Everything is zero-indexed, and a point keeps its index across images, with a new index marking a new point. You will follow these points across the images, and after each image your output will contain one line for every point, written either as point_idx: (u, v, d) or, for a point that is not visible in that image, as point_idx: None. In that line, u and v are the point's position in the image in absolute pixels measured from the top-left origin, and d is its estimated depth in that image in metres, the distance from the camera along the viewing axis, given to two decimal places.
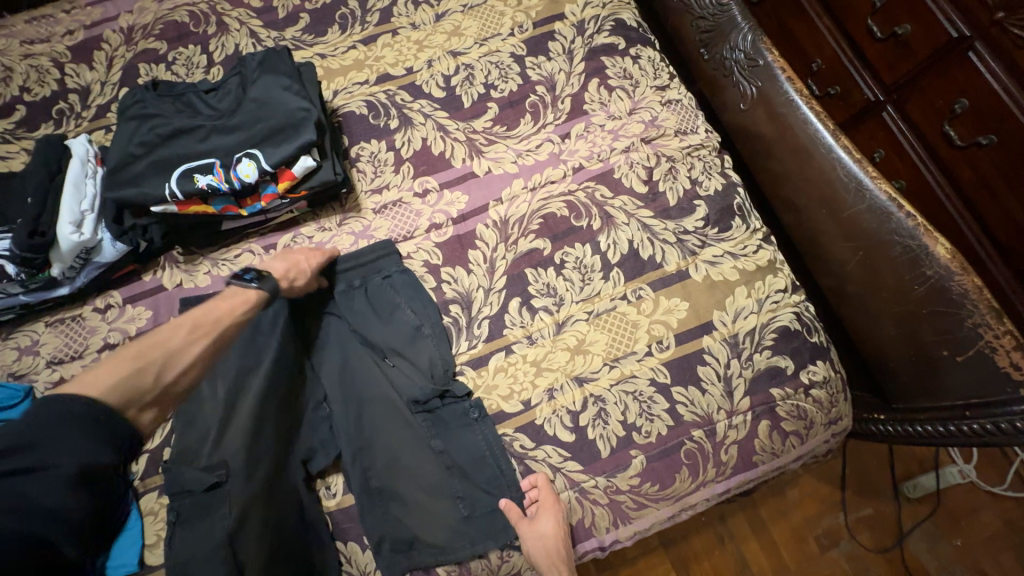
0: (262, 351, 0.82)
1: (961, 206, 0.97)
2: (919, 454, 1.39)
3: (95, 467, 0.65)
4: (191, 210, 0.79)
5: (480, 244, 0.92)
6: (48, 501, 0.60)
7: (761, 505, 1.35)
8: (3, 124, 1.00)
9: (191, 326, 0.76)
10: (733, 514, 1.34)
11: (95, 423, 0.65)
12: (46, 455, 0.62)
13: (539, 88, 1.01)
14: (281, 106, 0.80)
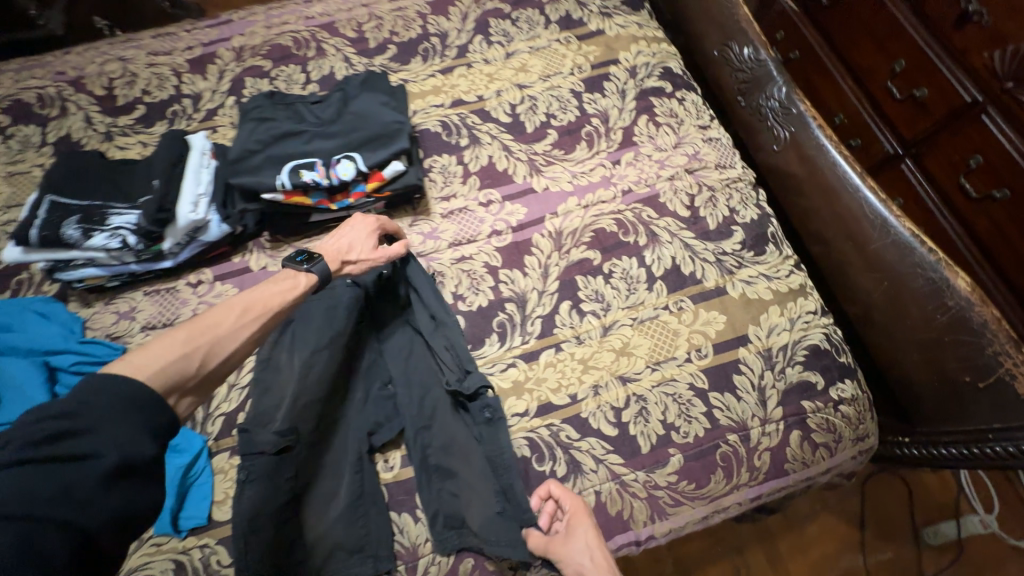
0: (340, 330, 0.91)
1: (970, 242, 1.19)
2: (941, 501, 1.41)
3: (148, 461, 0.56)
4: (293, 200, 0.90)
5: (536, 250, 1.02)
6: (85, 498, 0.51)
7: (781, 539, 1.37)
8: (125, 120, 1.14)
9: (241, 310, 0.70)
10: (751, 548, 1.35)
11: (136, 411, 0.56)
12: (95, 444, 0.53)
13: (594, 120, 1.14)
14: (378, 119, 0.93)
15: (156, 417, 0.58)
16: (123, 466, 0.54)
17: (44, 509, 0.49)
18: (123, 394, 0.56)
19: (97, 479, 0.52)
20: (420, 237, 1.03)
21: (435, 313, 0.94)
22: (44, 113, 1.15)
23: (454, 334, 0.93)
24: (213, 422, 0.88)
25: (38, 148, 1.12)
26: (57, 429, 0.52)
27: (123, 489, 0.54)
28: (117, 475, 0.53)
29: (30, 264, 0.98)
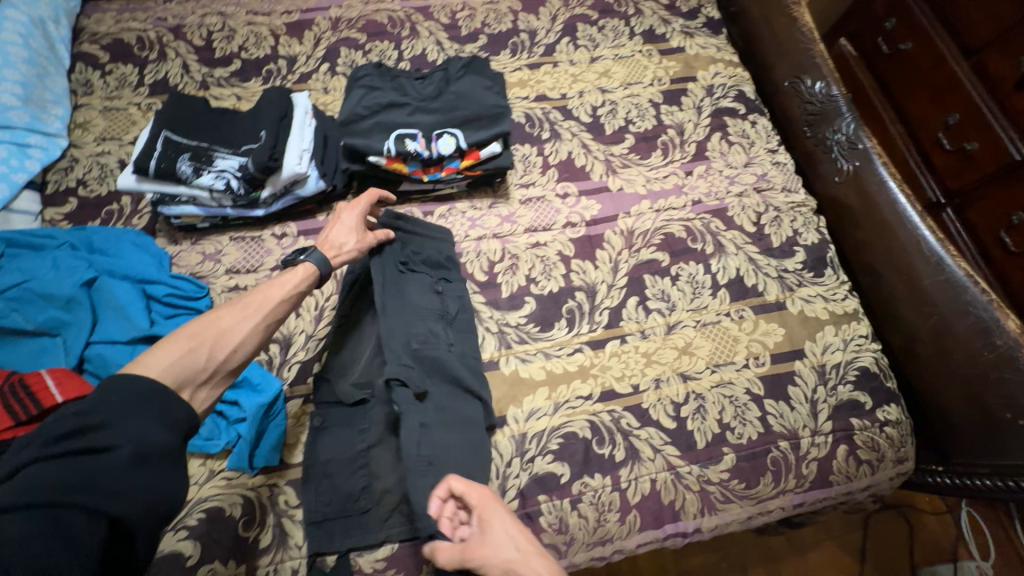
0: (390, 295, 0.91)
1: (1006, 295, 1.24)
2: (938, 543, 1.41)
3: (167, 445, 0.58)
4: (393, 166, 0.94)
5: (607, 246, 1.06)
6: (112, 485, 0.53)
7: (783, 562, 1.38)
8: (221, 72, 1.18)
9: (241, 304, 0.72)
10: (754, 568, 1.36)
11: (145, 401, 0.58)
12: (113, 434, 0.55)
13: (670, 131, 1.19)
14: (480, 101, 0.98)
15: (170, 407, 0.59)
16: (141, 450, 0.55)
17: (71, 497, 0.50)
18: (137, 387, 0.58)
19: (121, 464, 0.54)
20: (499, 219, 1.07)
21: (409, 282, 0.93)
22: (142, 55, 1.18)
23: (426, 302, 0.92)
24: (289, 369, 0.90)
25: (134, 87, 1.14)
26: (78, 424, 0.55)
27: (145, 473, 0.55)
28: (134, 462, 0.54)
29: (122, 197, 1.01)
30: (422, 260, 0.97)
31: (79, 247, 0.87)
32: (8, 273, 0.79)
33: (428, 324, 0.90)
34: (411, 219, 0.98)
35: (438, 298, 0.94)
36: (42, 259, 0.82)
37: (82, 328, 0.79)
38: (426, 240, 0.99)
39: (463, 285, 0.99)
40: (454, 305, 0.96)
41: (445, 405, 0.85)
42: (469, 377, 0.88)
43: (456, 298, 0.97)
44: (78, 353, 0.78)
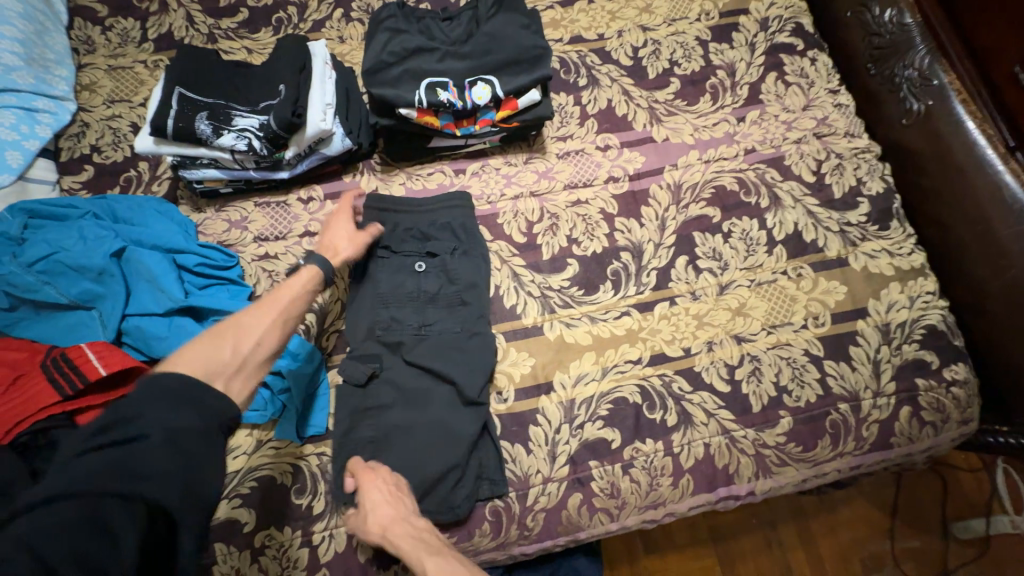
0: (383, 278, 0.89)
1: None
2: (972, 496, 1.33)
3: (200, 428, 0.54)
4: (425, 119, 0.87)
5: (653, 202, 0.98)
6: (148, 470, 0.50)
7: (812, 518, 1.33)
8: (228, 23, 1.09)
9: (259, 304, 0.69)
10: (783, 524, 1.31)
11: (175, 391, 0.55)
12: (144, 421, 0.52)
13: (720, 73, 1.08)
14: (516, 42, 0.88)
15: (198, 396, 0.56)
16: (172, 435, 0.52)
17: (106, 483, 0.47)
18: (166, 377, 0.56)
19: (154, 450, 0.51)
20: (535, 175, 0.99)
21: (384, 263, 0.90)
22: (142, 6, 1.09)
23: (398, 282, 0.88)
24: (328, 338, 0.87)
25: (138, 43, 1.06)
26: (109, 416, 0.52)
27: (181, 458, 0.52)
28: (167, 451, 0.51)
29: (139, 163, 0.95)
30: (403, 236, 0.91)
31: (102, 217, 0.83)
32: (34, 244, 0.76)
33: (395, 307, 0.87)
34: (394, 198, 0.93)
35: (415, 275, 0.89)
36: (67, 230, 0.78)
37: (117, 300, 0.76)
38: (413, 213, 0.93)
39: (448, 257, 0.90)
40: (434, 282, 0.89)
41: (403, 389, 0.82)
42: (431, 360, 0.83)
43: (441, 273, 0.90)
44: (116, 327, 0.76)
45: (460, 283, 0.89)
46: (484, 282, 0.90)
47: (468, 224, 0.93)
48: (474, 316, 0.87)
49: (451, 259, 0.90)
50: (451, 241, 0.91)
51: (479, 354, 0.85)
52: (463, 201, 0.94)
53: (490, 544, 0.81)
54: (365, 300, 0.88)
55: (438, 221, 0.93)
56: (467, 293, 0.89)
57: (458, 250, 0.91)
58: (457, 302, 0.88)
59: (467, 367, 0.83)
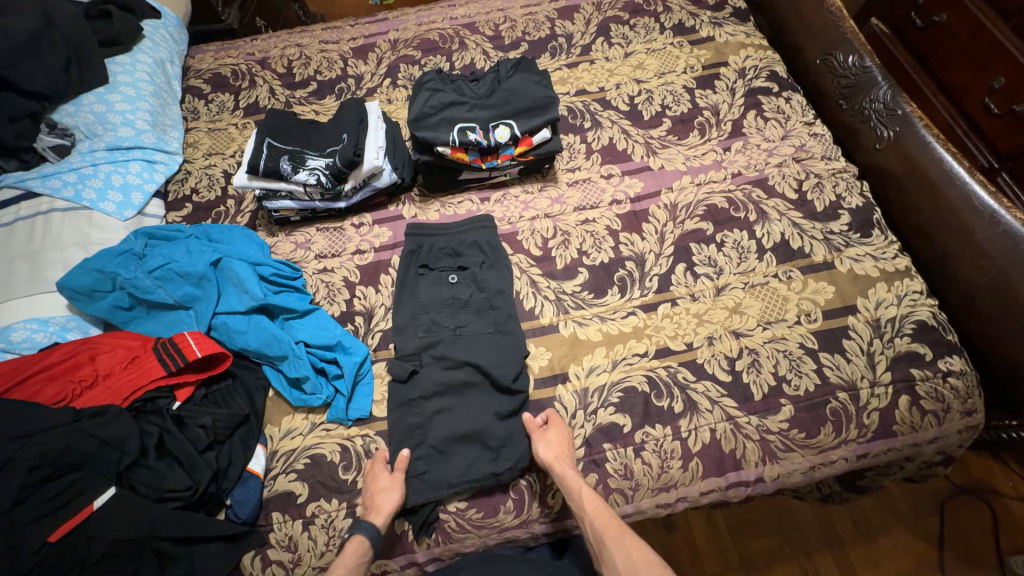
0: (420, 290, 1.04)
1: None
2: (1023, 524, 1.27)
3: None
4: (456, 155, 1.06)
5: (652, 219, 1.13)
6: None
7: (851, 547, 1.28)
8: (302, 93, 1.37)
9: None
10: (818, 551, 1.28)
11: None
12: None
13: (706, 112, 1.26)
14: (531, 94, 1.10)
15: None
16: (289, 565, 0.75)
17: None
18: None
19: None
20: (549, 200, 1.17)
21: (423, 276, 1.05)
22: (237, 84, 1.39)
23: (436, 291, 1.03)
24: (373, 336, 1.02)
25: (232, 111, 1.34)
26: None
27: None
28: None
29: (228, 200, 1.19)
30: (438, 253, 1.08)
31: (201, 238, 1.04)
32: (153, 257, 0.96)
33: (433, 311, 1.01)
34: (430, 226, 1.11)
35: (450, 285, 1.04)
36: (177, 247, 0.99)
37: (210, 300, 0.94)
38: (446, 235, 1.11)
39: (477, 268, 1.06)
40: (466, 290, 1.03)
41: (442, 379, 0.94)
42: (466, 354, 0.96)
43: (471, 282, 1.05)
44: (207, 322, 0.93)
45: (489, 289, 1.04)
46: (508, 288, 1.04)
47: (492, 241, 1.10)
48: (501, 317, 1.01)
49: (480, 270, 1.05)
50: (479, 256, 1.07)
51: (509, 348, 0.97)
52: (487, 224, 1.12)
53: (514, 522, 0.88)
54: (407, 308, 1.02)
55: (467, 241, 1.10)
56: (494, 298, 1.03)
57: (485, 263, 1.07)
58: (487, 306, 1.02)
59: (496, 359, 0.96)
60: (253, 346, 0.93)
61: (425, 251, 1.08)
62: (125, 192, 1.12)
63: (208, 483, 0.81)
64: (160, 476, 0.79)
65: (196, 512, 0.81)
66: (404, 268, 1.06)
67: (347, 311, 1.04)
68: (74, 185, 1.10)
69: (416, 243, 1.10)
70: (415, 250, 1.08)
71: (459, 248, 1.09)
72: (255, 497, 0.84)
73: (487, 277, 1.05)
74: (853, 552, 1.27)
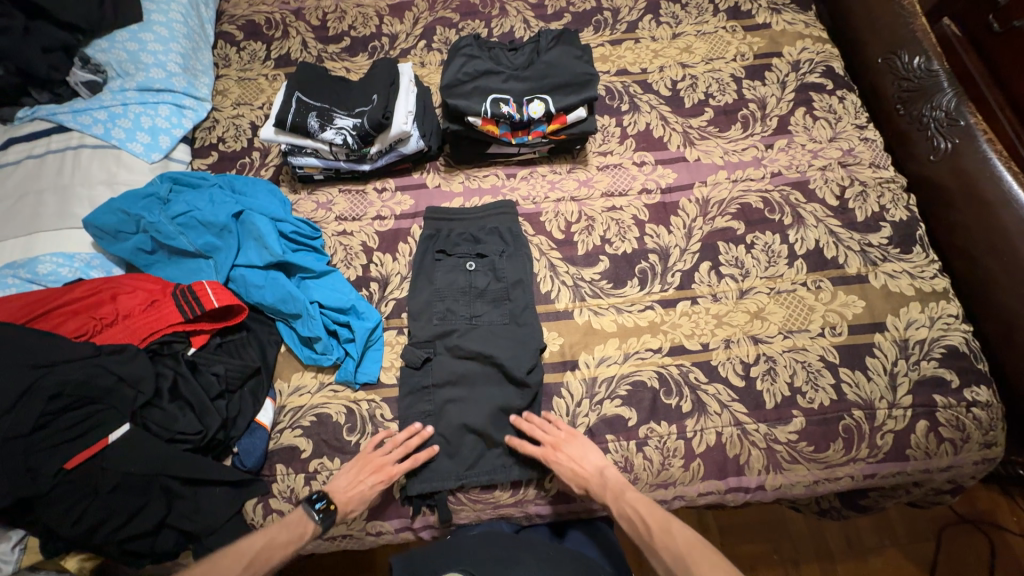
0: (437, 276, 1.02)
1: None
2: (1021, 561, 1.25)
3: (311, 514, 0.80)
4: (487, 127, 1.03)
5: (682, 213, 1.09)
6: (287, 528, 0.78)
7: (840, 562, 1.28)
8: (334, 48, 1.33)
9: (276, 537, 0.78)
10: (806, 561, 1.28)
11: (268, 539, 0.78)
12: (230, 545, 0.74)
13: (751, 105, 1.19)
14: (570, 69, 1.05)
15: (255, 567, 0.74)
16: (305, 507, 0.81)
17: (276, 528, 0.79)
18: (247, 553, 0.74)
19: None
20: (577, 182, 1.13)
21: (440, 262, 1.03)
22: (269, 34, 1.36)
23: (452, 279, 1.01)
24: (386, 304, 1.02)
25: (262, 61, 1.31)
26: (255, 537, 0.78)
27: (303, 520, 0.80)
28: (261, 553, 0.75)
29: (253, 152, 1.18)
30: (456, 239, 1.05)
31: (225, 188, 1.04)
32: (177, 203, 0.96)
33: (449, 299, 0.99)
34: (449, 211, 1.08)
35: (467, 272, 1.02)
36: (200, 195, 0.99)
37: (230, 252, 0.94)
38: (466, 221, 1.08)
39: (496, 257, 1.03)
40: (483, 278, 1.01)
41: (455, 368, 0.94)
42: (480, 345, 0.94)
43: (489, 271, 1.03)
44: (226, 273, 0.94)
45: (507, 279, 1.01)
46: (527, 278, 1.02)
47: (513, 229, 1.07)
48: (519, 309, 0.99)
49: (499, 260, 1.03)
50: (499, 244, 1.05)
51: (524, 339, 0.96)
52: (507, 211, 1.09)
53: (509, 499, 0.89)
54: (421, 293, 1.00)
55: (486, 228, 1.07)
56: (512, 289, 1.00)
57: (504, 252, 1.04)
58: (504, 296, 1.00)
59: (511, 351, 0.94)
60: (269, 301, 0.93)
61: (443, 236, 1.06)
62: (153, 135, 1.11)
63: (217, 430, 0.83)
64: (172, 418, 0.81)
65: (204, 456, 0.84)
66: (422, 252, 1.04)
67: (362, 276, 1.04)
68: (104, 123, 1.10)
69: (434, 228, 1.07)
70: (433, 235, 1.06)
71: (478, 235, 1.06)
72: (261, 448, 0.86)
73: (506, 267, 1.02)
74: (841, 566, 1.27)
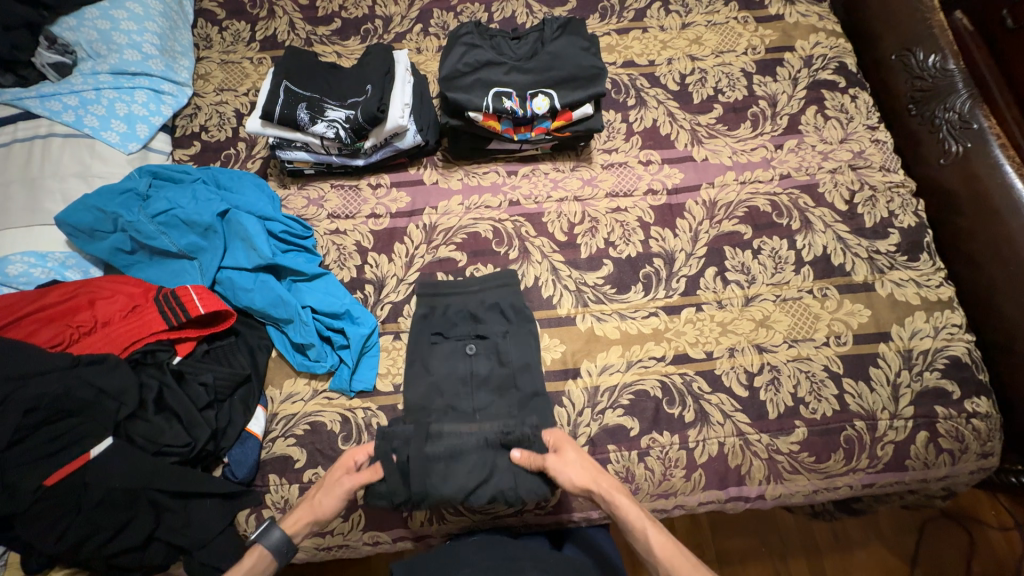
0: (434, 364, 0.91)
1: None
2: (1000, 557, 1.28)
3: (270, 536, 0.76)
4: (488, 123, 0.98)
5: (688, 215, 1.06)
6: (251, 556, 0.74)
7: (826, 557, 1.30)
8: (324, 30, 1.25)
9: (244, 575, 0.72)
10: (795, 556, 1.30)
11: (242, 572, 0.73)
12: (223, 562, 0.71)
13: (762, 102, 1.15)
14: (577, 62, 0.99)
15: None
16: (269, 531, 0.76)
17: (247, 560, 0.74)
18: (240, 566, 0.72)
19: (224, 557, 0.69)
20: (580, 181, 1.09)
21: (438, 341, 0.94)
22: (253, 13, 1.27)
23: (451, 359, 0.92)
24: (382, 307, 0.98)
25: (247, 43, 1.23)
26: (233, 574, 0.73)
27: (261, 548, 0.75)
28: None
29: (238, 143, 1.11)
30: (454, 317, 0.95)
31: (209, 183, 0.98)
32: (157, 200, 0.90)
33: (448, 386, 0.89)
34: (446, 283, 0.98)
35: (468, 357, 0.92)
36: (183, 191, 0.93)
37: (216, 253, 0.89)
38: (461, 294, 0.97)
39: (499, 339, 0.93)
40: (485, 364, 0.92)
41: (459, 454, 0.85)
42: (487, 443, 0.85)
43: (491, 355, 0.93)
44: (212, 275, 0.89)
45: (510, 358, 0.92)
46: (535, 362, 0.92)
47: (516, 304, 0.97)
48: (526, 397, 0.90)
49: (502, 342, 0.93)
50: (499, 251, 1.03)
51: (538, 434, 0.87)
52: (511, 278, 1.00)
53: (509, 509, 0.88)
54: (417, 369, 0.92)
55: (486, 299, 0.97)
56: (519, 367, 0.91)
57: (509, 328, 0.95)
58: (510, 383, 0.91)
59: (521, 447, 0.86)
60: (259, 306, 0.89)
61: (439, 314, 0.95)
62: (129, 123, 1.04)
63: (206, 441, 0.80)
64: (159, 429, 0.77)
65: (193, 468, 0.80)
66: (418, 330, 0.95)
67: (357, 278, 1.00)
68: (75, 110, 1.02)
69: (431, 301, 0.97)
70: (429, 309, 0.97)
71: (477, 314, 0.96)
72: (253, 458, 0.83)
73: (509, 351, 0.93)
74: (828, 561, 1.30)
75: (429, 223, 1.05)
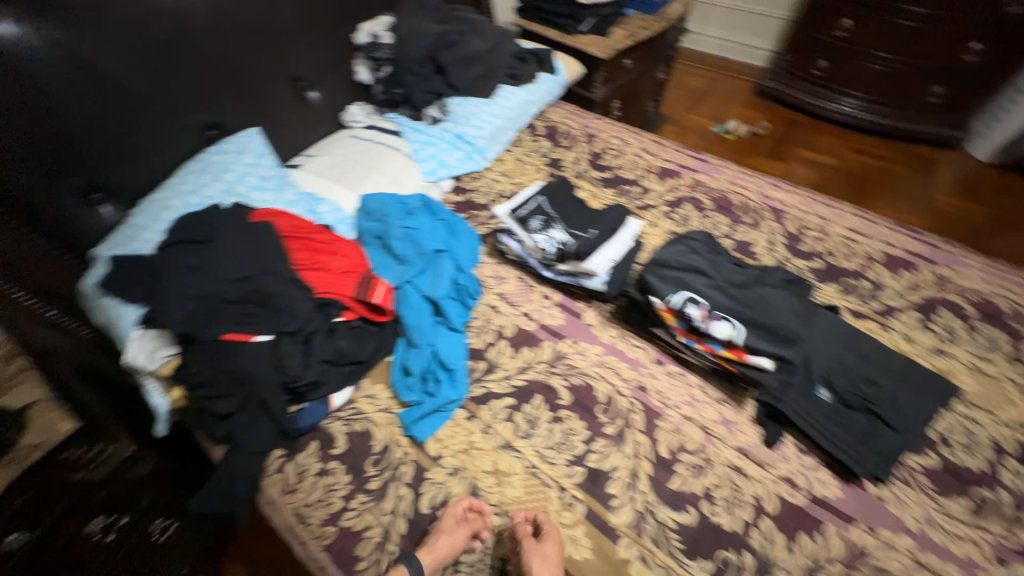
0: (820, 366, 0.98)
1: None
2: None
3: None
4: (661, 314, 1.02)
5: (820, 540, 0.85)
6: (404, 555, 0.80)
7: None
8: (596, 174, 1.54)
9: None
10: None
11: None
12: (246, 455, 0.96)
13: (1002, 493, 0.88)
14: (778, 317, 0.99)
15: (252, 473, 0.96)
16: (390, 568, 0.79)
17: None
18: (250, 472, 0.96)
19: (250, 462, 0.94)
20: (718, 415, 1.01)
21: (837, 351, 1.00)
22: (560, 142, 1.68)
23: (843, 371, 0.98)
24: (478, 386, 1.07)
25: (541, 158, 1.63)
26: None
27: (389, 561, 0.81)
28: None
29: (485, 212, 1.44)
30: (851, 352, 1.01)
31: (446, 225, 1.28)
32: (411, 219, 1.23)
33: (826, 396, 0.96)
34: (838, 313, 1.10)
35: (868, 371, 0.99)
36: (428, 223, 1.25)
37: (412, 270, 1.15)
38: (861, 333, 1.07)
39: (880, 403, 0.95)
40: (851, 399, 0.96)
41: (800, 419, 0.95)
42: (821, 437, 0.93)
43: (860, 400, 0.95)
44: (400, 282, 1.13)
45: (886, 433, 0.92)
46: (905, 437, 0.92)
47: (919, 375, 0.99)
48: (882, 447, 0.91)
49: (888, 404, 0.95)
50: (599, 416, 1.02)
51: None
52: (923, 370, 1.00)
53: None
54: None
55: (893, 368, 0.99)
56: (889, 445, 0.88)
57: (907, 403, 0.95)
58: (883, 449, 0.91)
59: (868, 450, 0.91)
60: (407, 322, 1.09)
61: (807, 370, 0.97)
62: (437, 166, 1.48)
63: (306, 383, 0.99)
64: (284, 353, 0.98)
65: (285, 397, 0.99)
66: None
67: (481, 350, 1.13)
68: (419, 144, 1.50)
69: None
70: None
71: (872, 357, 1.00)
72: (315, 419, 1.00)
73: (885, 408, 0.94)
74: None
75: (562, 350, 1.13)
